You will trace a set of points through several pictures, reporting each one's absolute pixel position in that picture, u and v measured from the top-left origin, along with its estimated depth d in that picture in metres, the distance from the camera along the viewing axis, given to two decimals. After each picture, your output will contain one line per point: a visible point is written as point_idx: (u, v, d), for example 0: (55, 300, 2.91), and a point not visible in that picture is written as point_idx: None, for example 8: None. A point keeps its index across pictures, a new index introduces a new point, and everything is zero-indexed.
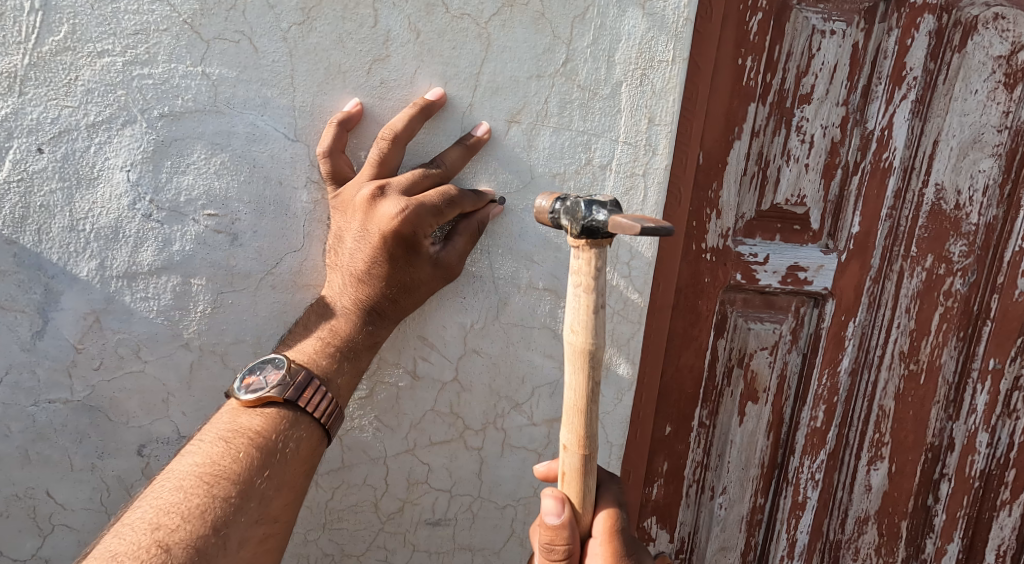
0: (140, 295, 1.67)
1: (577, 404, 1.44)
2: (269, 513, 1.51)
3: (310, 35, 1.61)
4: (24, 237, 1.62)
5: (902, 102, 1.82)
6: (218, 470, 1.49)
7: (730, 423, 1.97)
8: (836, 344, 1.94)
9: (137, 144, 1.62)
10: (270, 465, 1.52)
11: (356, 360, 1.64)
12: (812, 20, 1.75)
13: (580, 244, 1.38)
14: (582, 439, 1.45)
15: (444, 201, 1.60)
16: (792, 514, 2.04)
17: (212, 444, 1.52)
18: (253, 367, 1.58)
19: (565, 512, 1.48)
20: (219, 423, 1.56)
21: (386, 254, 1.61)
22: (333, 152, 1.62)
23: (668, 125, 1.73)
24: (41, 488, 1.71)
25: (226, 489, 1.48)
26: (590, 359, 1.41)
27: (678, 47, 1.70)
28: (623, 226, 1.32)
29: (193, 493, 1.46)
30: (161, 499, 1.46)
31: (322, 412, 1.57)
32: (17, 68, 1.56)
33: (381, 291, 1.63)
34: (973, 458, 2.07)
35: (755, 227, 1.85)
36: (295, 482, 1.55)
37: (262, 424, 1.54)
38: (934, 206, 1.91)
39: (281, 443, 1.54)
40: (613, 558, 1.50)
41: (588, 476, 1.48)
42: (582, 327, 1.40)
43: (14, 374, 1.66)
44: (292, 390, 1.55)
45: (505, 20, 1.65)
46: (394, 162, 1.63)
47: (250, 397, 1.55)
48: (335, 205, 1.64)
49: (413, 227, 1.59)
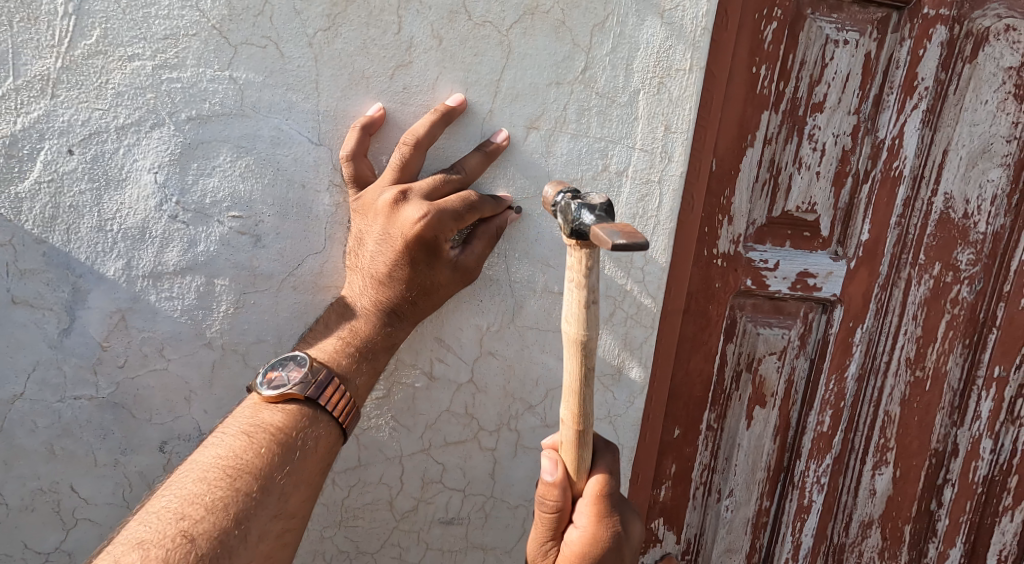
0: (165, 295, 1.69)
1: (571, 387, 1.51)
2: (290, 508, 1.53)
3: (334, 41, 1.63)
4: (53, 237, 1.65)
5: (913, 112, 1.86)
6: (240, 463, 1.52)
7: (738, 426, 2.00)
8: (844, 351, 1.98)
9: (165, 146, 1.64)
10: (290, 462, 1.55)
11: (375, 360, 1.67)
12: (826, 30, 1.77)
13: (573, 244, 1.44)
14: (576, 415, 1.54)
15: (464, 206, 1.63)
16: (797, 517, 2.08)
17: (236, 438, 1.55)
18: (275, 363, 1.61)
19: (559, 472, 1.59)
20: (242, 416, 1.59)
21: (407, 259, 1.64)
22: (356, 155, 1.65)
23: (684, 133, 1.76)
24: (65, 483, 1.73)
25: (249, 484, 1.50)
26: (583, 348, 1.48)
27: (695, 56, 1.73)
28: (599, 237, 1.35)
29: (216, 485, 1.49)
30: (187, 489, 1.49)
31: (341, 411, 1.61)
32: (50, 71, 1.59)
33: (401, 293, 1.66)
34: (976, 464, 2.11)
35: (766, 234, 1.88)
36: (314, 478, 1.57)
37: (285, 420, 1.57)
38: (942, 214, 1.94)
39: (301, 441, 1.57)
40: (598, 518, 1.59)
41: (583, 449, 1.57)
42: (576, 318, 1.46)
43: (41, 370, 1.69)
44: (314, 388, 1.58)
45: (526, 27, 1.68)
46: (414, 168, 1.66)
47: (272, 393, 1.58)
48: (355, 208, 1.67)
49: (435, 230, 1.62)
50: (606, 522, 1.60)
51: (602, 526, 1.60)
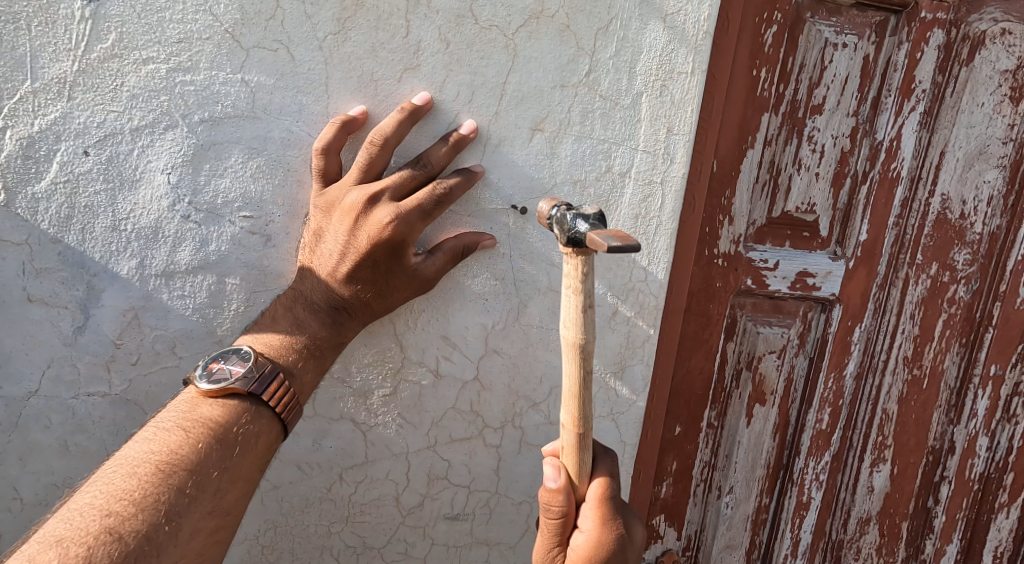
0: (177, 293, 1.72)
1: (571, 392, 1.55)
2: (223, 506, 1.53)
3: (344, 45, 1.66)
4: (68, 236, 1.68)
5: (911, 114, 1.89)
6: (175, 459, 1.51)
7: (738, 424, 2.03)
8: (843, 349, 2.01)
9: (178, 147, 1.67)
10: (229, 457, 1.54)
11: (321, 358, 1.69)
12: (825, 33, 1.81)
13: (568, 252, 1.47)
14: (576, 418, 1.57)
15: (431, 204, 1.66)
16: (796, 514, 2.11)
17: (170, 433, 1.53)
18: (217, 356, 1.62)
19: (562, 478, 1.63)
20: (177, 411, 1.57)
21: (370, 260, 1.66)
22: (328, 150, 1.66)
23: (685, 135, 1.79)
24: (79, 478, 1.76)
25: (182, 479, 1.49)
26: (581, 351, 1.51)
27: (696, 59, 1.76)
28: (595, 243, 1.39)
29: (146, 481, 1.47)
30: (114, 485, 1.47)
31: (284, 406, 1.62)
32: (66, 74, 1.62)
33: (358, 293, 1.69)
34: (973, 461, 2.14)
35: (766, 234, 1.91)
36: (250, 474, 1.57)
37: (222, 415, 1.57)
38: (939, 215, 1.98)
39: (241, 435, 1.57)
40: (602, 521, 1.62)
41: (584, 451, 1.61)
42: (573, 322, 1.50)
43: (57, 367, 1.72)
44: (257, 383, 1.59)
45: (532, 31, 1.71)
46: (380, 166, 1.67)
47: (212, 386, 1.58)
48: (319, 205, 1.68)
49: (403, 233, 1.65)
50: (611, 524, 1.62)
51: (607, 528, 1.62)
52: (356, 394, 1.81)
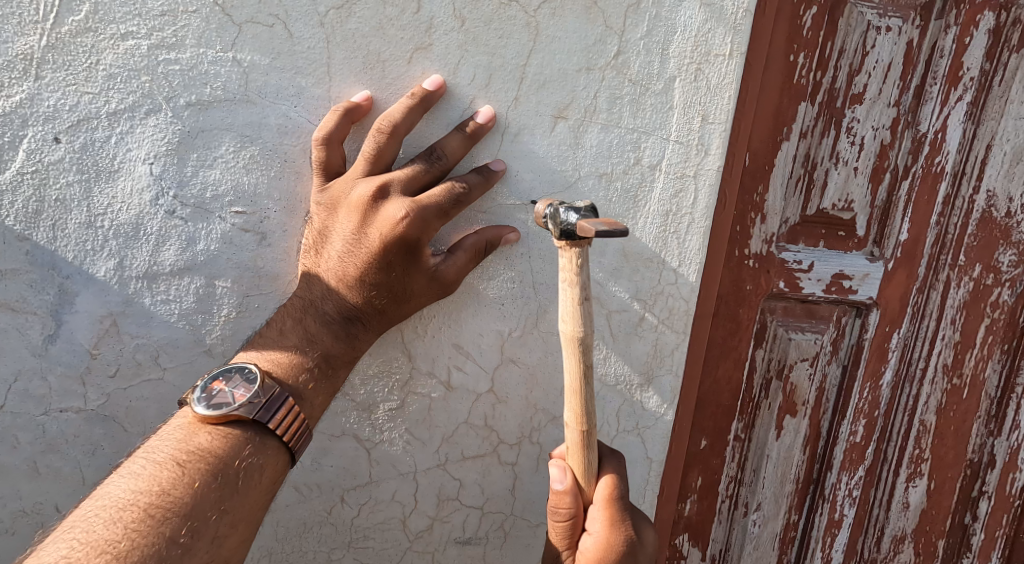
0: (161, 297, 1.56)
1: (573, 385, 1.40)
2: (222, 554, 1.36)
3: (348, 20, 1.50)
4: (37, 233, 1.51)
5: (958, 104, 1.74)
6: (166, 501, 1.34)
7: (767, 437, 1.87)
8: (880, 356, 1.86)
9: (161, 134, 1.50)
10: (228, 498, 1.38)
11: (333, 377, 1.53)
12: (868, 15, 1.64)
13: (561, 247, 1.33)
14: (579, 415, 1.42)
15: (450, 201, 1.51)
16: (828, 532, 1.96)
17: (161, 469, 1.37)
18: (218, 375, 1.44)
19: (568, 479, 1.47)
20: (170, 441, 1.40)
21: (384, 262, 1.51)
22: (330, 140, 1.50)
23: (721, 124, 1.64)
24: (50, 504, 1.60)
25: (175, 527, 1.33)
26: (580, 344, 1.36)
27: (736, 40, 1.60)
28: (585, 233, 1.25)
29: (133, 529, 1.31)
30: (95, 534, 1.30)
31: (292, 434, 1.45)
32: (33, 50, 1.45)
33: (370, 297, 1.52)
34: (1014, 476, 1.99)
35: (799, 233, 1.75)
36: (252, 515, 1.40)
37: (222, 446, 1.40)
38: (984, 213, 1.82)
39: (243, 469, 1.40)
40: (611, 522, 1.47)
41: (589, 449, 1.45)
42: (571, 314, 1.35)
43: (24, 380, 1.55)
44: (263, 409, 1.43)
45: (555, 7, 1.55)
46: (389, 157, 1.52)
47: (211, 413, 1.41)
48: (323, 202, 1.52)
49: (418, 231, 1.50)
50: (620, 525, 1.47)
51: (617, 530, 1.47)
52: (360, 408, 1.65)
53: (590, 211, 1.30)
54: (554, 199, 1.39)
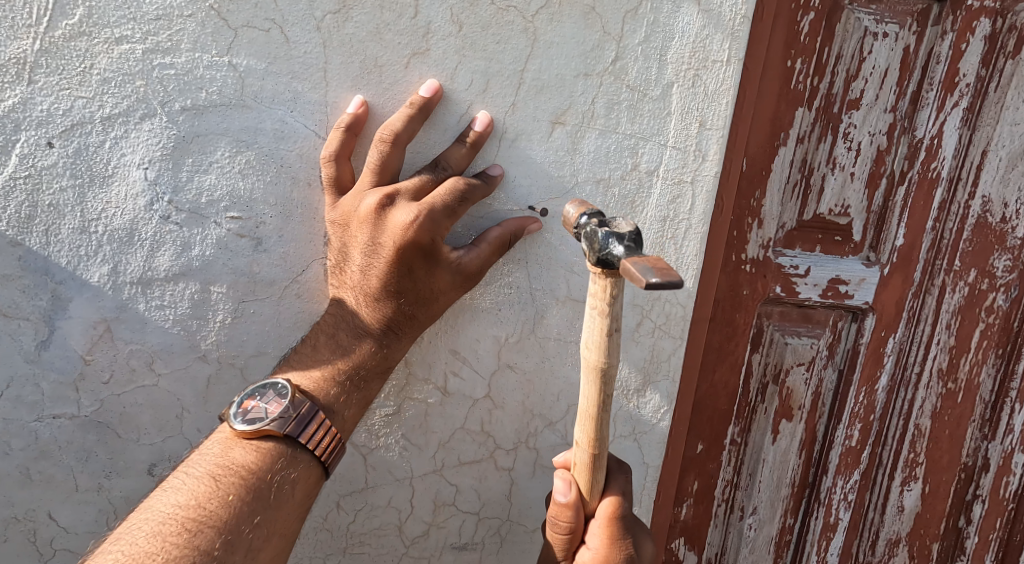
0: (155, 303, 1.55)
1: (589, 410, 1.39)
2: None
3: (345, 25, 1.49)
4: (30, 238, 1.50)
5: (954, 110, 1.73)
6: (203, 515, 1.35)
7: (763, 441, 1.87)
8: (876, 360, 1.85)
9: (156, 139, 1.49)
10: (261, 511, 1.38)
11: (367, 389, 1.54)
12: (864, 21, 1.64)
13: (597, 273, 1.31)
14: (591, 438, 1.41)
15: (456, 198, 1.49)
16: (823, 536, 1.96)
17: (199, 482, 1.38)
18: (253, 392, 1.46)
19: (573, 494, 1.46)
20: (209, 455, 1.42)
21: (404, 267, 1.50)
22: (338, 157, 1.51)
23: (719, 130, 1.63)
24: (43, 510, 1.59)
25: (210, 540, 1.33)
26: (601, 375, 1.36)
27: (734, 47, 1.60)
28: (632, 272, 1.23)
29: (171, 543, 1.32)
30: (136, 546, 1.31)
31: (324, 449, 1.45)
32: (26, 54, 1.44)
33: (396, 305, 1.52)
34: (1008, 479, 1.99)
35: (795, 238, 1.74)
36: (286, 528, 1.41)
37: (256, 461, 1.41)
38: (980, 218, 1.82)
39: (277, 484, 1.41)
40: (609, 541, 1.47)
41: (598, 471, 1.44)
42: (597, 344, 1.34)
43: (16, 387, 1.54)
44: (294, 423, 1.43)
45: (553, 13, 1.54)
46: (394, 166, 1.51)
47: (247, 428, 1.42)
48: (336, 218, 1.52)
49: (430, 233, 1.48)
50: (619, 544, 1.48)
51: (615, 549, 1.48)
52: None
53: (633, 243, 1.28)
54: (587, 216, 1.35)
